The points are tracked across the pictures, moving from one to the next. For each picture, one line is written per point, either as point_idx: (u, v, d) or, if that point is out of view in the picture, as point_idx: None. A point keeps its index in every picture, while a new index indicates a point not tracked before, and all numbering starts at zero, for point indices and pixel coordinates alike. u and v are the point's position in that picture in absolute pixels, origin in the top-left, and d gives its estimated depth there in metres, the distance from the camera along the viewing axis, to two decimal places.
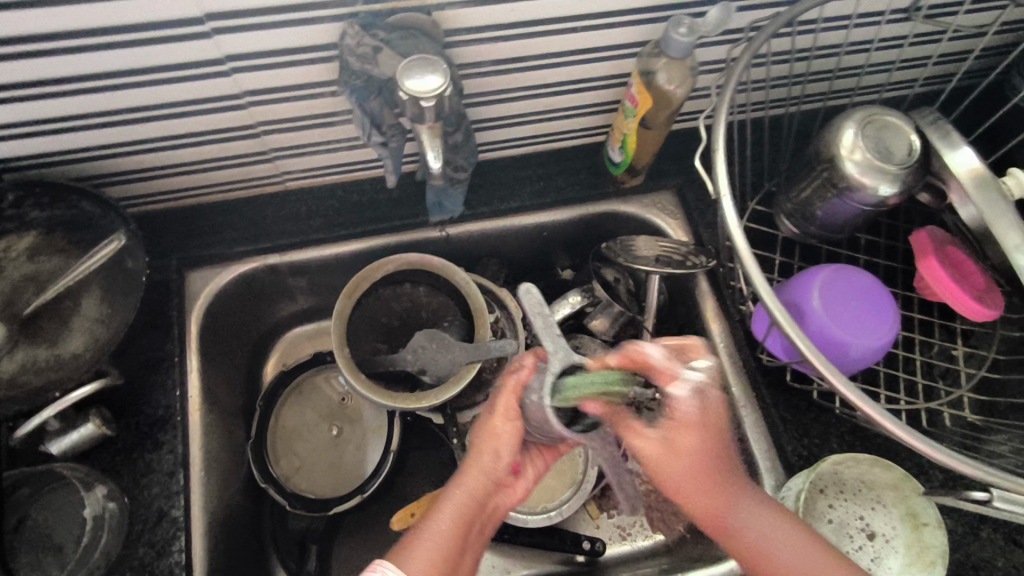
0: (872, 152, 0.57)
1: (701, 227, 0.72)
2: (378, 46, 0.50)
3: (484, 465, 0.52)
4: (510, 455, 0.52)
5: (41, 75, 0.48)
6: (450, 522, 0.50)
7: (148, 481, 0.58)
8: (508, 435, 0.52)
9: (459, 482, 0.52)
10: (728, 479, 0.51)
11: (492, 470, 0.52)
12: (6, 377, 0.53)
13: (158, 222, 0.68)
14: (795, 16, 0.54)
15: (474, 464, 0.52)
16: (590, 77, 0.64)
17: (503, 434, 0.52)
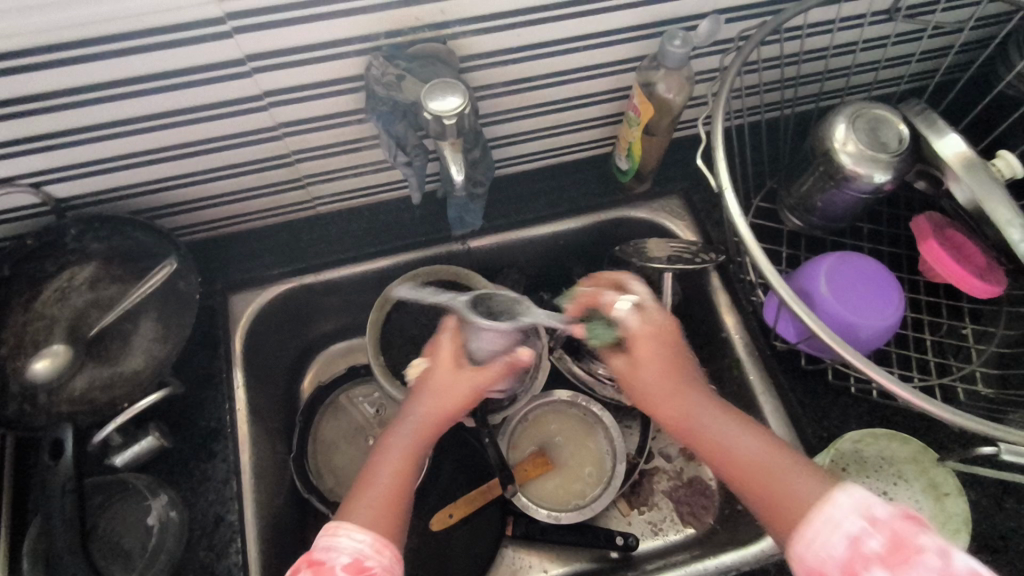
0: (863, 143, 0.60)
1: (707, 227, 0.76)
2: (402, 75, 0.55)
3: (422, 424, 0.59)
4: (459, 408, 0.60)
5: (105, 118, 0.54)
6: (394, 482, 0.56)
7: (204, 489, 0.62)
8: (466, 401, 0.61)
9: (392, 447, 0.58)
10: (690, 429, 0.56)
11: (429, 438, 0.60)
12: (76, 394, 0.58)
13: (203, 251, 0.73)
14: (778, 25, 0.59)
15: (410, 425, 0.59)
16: (594, 92, 0.69)
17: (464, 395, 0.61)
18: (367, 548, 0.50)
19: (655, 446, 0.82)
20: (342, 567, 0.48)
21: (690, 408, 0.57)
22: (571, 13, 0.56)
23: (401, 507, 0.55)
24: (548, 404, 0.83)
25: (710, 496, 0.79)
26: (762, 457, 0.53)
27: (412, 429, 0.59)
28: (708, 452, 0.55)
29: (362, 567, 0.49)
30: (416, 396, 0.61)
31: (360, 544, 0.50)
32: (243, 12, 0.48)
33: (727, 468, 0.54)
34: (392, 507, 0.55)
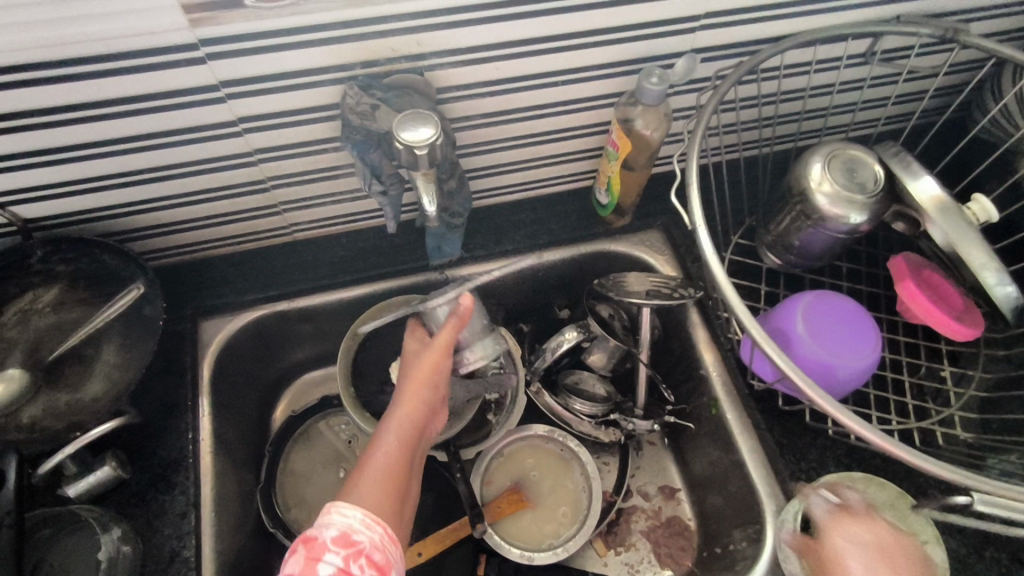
0: (839, 184, 0.61)
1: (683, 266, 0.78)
2: (376, 104, 0.55)
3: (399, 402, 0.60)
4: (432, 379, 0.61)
5: (72, 139, 0.54)
6: (388, 460, 0.56)
7: (161, 523, 0.60)
8: (433, 371, 0.61)
9: (385, 429, 0.59)
10: None
11: (420, 416, 0.60)
12: (27, 422, 0.55)
13: (174, 275, 0.72)
14: (755, 64, 0.60)
15: (399, 405, 0.60)
16: (573, 127, 0.69)
17: (433, 366, 0.62)
18: (357, 523, 0.50)
19: (633, 484, 0.81)
20: (331, 540, 0.48)
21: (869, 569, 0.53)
22: (547, 48, 0.57)
23: (398, 485, 0.55)
24: (523, 439, 0.81)
25: (689, 537, 0.77)
26: None
27: (401, 409, 0.60)
28: None
29: (351, 538, 0.49)
30: (400, 381, 0.62)
31: (352, 520, 0.50)
32: (216, 38, 0.48)
33: None
34: (387, 485, 0.54)
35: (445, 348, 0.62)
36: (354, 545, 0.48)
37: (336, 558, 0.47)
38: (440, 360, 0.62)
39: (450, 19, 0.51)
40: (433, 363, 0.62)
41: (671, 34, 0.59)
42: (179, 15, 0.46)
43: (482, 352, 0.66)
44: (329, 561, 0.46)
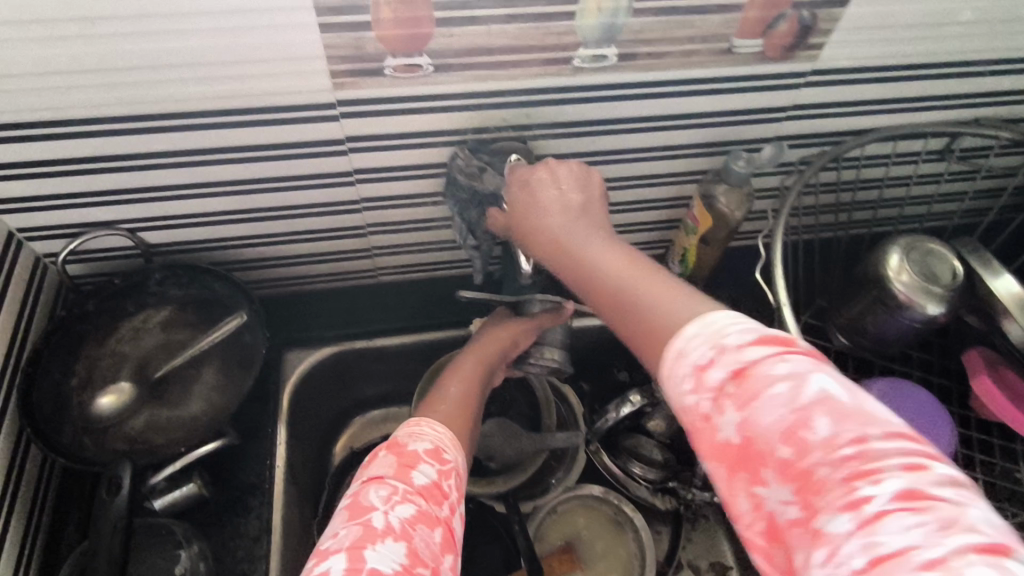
0: (918, 275, 0.62)
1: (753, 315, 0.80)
2: (483, 167, 0.58)
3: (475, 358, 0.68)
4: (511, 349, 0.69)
5: (208, 178, 0.59)
6: (464, 401, 0.63)
7: (236, 544, 0.65)
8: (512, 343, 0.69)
9: (461, 367, 0.68)
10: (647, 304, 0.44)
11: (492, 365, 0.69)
12: (132, 433, 0.60)
13: (268, 306, 0.76)
14: (839, 154, 0.63)
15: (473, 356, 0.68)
16: (655, 198, 0.72)
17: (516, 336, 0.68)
18: (446, 443, 0.54)
19: (684, 557, 0.79)
20: (423, 453, 0.52)
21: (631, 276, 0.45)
22: (642, 126, 0.62)
23: (470, 410, 0.63)
24: (580, 497, 0.79)
25: None
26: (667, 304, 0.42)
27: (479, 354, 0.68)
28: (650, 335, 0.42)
29: (440, 456, 0.52)
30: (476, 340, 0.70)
31: (440, 435, 0.54)
32: (353, 100, 0.53)
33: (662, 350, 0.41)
34: (461, 406, 0.62)
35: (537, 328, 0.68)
36: (443, 462, 0.52)
37: (430, 471, 0.50)
38: (523, 336, 0.69)
39: (560, 96, 0.57)
40: (519, 338, 0.69)
41: (756, 121, 0.64)
42: (326, 79, 0.51)
43: (552, 353, 0.68)
44: (423, 472, 0.50)
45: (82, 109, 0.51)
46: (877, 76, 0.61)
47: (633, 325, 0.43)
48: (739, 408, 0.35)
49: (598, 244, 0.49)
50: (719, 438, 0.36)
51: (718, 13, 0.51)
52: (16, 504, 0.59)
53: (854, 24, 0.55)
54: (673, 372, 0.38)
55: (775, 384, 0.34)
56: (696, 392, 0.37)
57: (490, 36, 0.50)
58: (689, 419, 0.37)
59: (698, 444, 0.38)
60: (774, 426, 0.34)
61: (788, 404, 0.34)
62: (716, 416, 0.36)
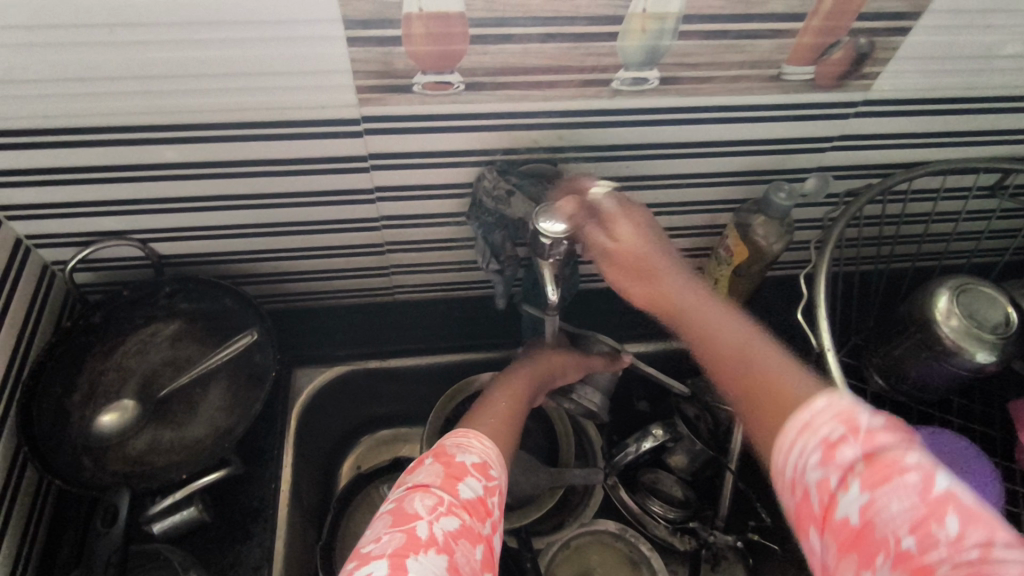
0: (968, 318, 0.56)
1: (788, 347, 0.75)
2: (512, 190, 0.55)
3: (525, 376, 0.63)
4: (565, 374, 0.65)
5: (222, 191, 0.56)
6: (512, 418, 0.58)
7: (234, 573, 0.60)
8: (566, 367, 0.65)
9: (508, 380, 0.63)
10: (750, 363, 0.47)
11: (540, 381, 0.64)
12: (133, 454, 0.57)
13: (281, 321, 0.74)
14: (887, 187, 0.59)
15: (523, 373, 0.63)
16: (687, 225, 0.69)
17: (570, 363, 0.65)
18: (488, 460, 0.49)
19: None
20: (469, 465, 0.48)
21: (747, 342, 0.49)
22: (679, 152, 0.58)
23: (512, 425, 0.57)
24: (594, 534, 0.74)
25: None
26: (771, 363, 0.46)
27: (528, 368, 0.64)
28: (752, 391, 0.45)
29: (488, 472, 0.48)
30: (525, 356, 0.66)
31: (485, 450, 0.50)
32: (378, 116, 0.51)
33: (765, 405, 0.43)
34: (506, 420, 0.57)
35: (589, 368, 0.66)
36: (491, 477, 0.48)
37: (475, 485, 0.46)
38: (576, 366, 0.66)
39: (595, 119, 0.54)
40: (569, 366, 0.65)
41: (799, 150, 0.60)
42: (351, 94, 0.48)
43: (594, 396, 0.66)
44: (470, 484, 0.46)
45: (96, 117, 0.49)
46: (932, 108, 0.58)
47: (763, 390, 0.44)
48: (863, 487, 0.35)
49: (704, 304, 0.53)
50: (835, 516, 0.36)
51: (769, 38, 0.48)
52: (12, 519, 0.57)
53: (913, 54, 0.51)
54: (792, 445, 0.39)
55: (909, 473, 0.35)
56: (821, 466, 0.38)
57: (526, 55, 0.47)
58: (806, 491, 0.38)
59: (810, 518, 0.38)
60: (900, 512, 0.34)
61: (918, 495, 0.34)
62: (839, 493, 0.36)
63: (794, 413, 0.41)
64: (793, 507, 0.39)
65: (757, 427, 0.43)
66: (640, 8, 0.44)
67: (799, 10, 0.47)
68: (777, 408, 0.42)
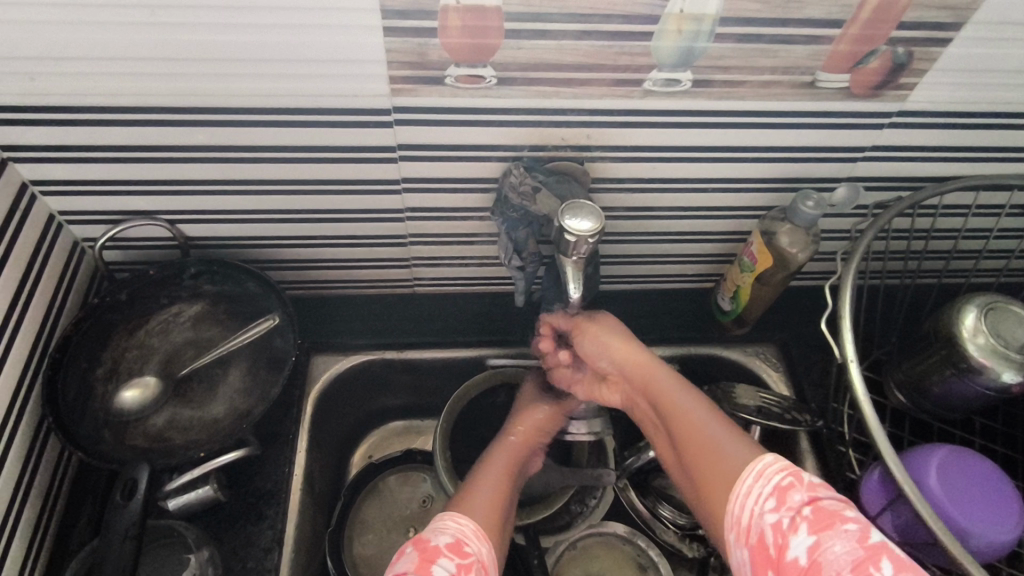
0: (997, 338, 0.54)
1: (807, 357, 0.74)
2: (538, 187, 0.55)
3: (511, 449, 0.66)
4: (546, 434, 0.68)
5: (251, 175, 0.57)
6: (500, 491, 0.61)
7: (245, 554, 0.61)
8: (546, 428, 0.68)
9: (494, 457, 0.65)
10: (683, 421, 0.58)
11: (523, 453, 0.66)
12: (153, 430, 0.59)
13: (300, 307, 0.74)
14: (917, 201, 0.58)
15: (502, 447, 0.66)
16: (711, 231, 0.69)
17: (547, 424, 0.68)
18: (468, 536, 0.55)
19: None
20: (443, 547, 0.53)
21: (674, 402, 0.59)
22: (706, 156, 0.58)
23: (505, 504, 0.60)
24: (603, 535, 0.74)
25: None
26: (712, 433, 0.55)
27: (513, 440, 0.66)
28: (694, 450, 0.55)
29: (463, 549, 0.54)
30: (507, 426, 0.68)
31: (466, 528, 0.56)
32: (409, 107, 0.51)
33: (708, 468, 0.54)
34: (498, 502, 0.60)
35: (564, 411, 0.68)
36: (467, 555, 0.53)
37: (449, 563, 0.52)
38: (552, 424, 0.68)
39: (626, 119, 0.53)
40: (542, 421, 0.67)
41: (830, 159, 0.60)
42: (384, 84, 0.49)
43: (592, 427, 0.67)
44: (443, 564, 0.51)
45: (135, 97, 0.49)
46: (968, 123, 0.57)
47: (694, 442, 0.56)
48: (813, 532, 0.46)
49: (654, 368, 0.62)
50: (789, 554, 0.46)
51: (806, 44, 0.48)
52: (34, 486, 0.58)
53: (952, 66, 0.51)
54: (752, 498, 0.50)
55: (848, 523, 0.46)
56: (777, 509, 0.48)
57: (560, 51, 0.47)
58: (765, 532, 0.48)
59: (766, 560, 0.47)
60: (842, 554, 0.44)
61: (857, 541, 0.45)
62: (791, 534, 0.46)
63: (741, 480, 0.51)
64: (750, 552, 0.48)
65: (706, 494, 0.54)
66: (677, 7, 0.44)
67: (838, 16, 0.46)
68: (726, 468, 0.52)
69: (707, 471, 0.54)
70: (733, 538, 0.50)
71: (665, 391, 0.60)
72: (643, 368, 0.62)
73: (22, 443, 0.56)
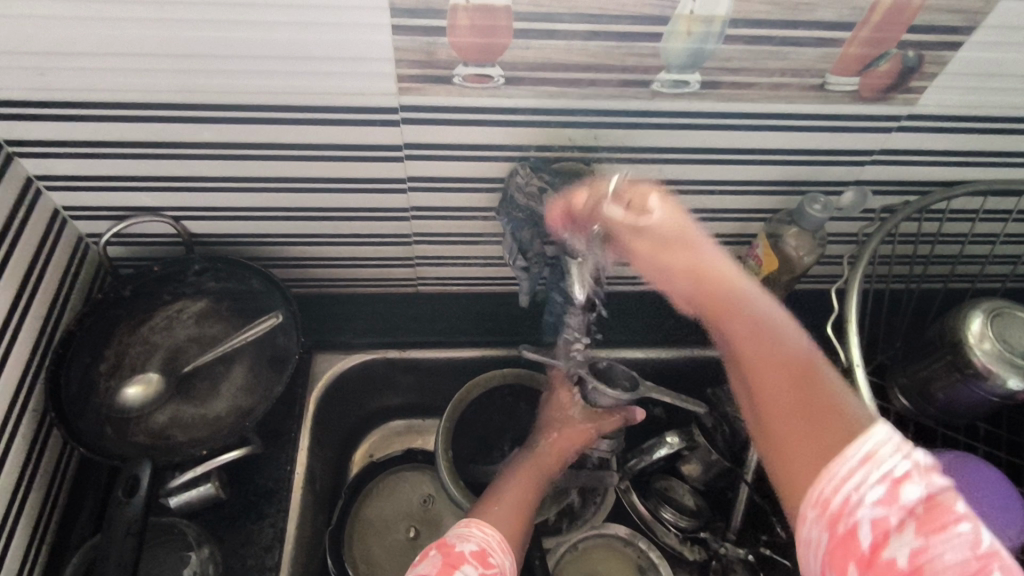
0: (1003, 344, 0.54)
1: None
2: (546, 187, 0.55)
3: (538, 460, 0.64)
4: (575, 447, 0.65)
5: (256, 173, 0.57)
6: (523, 500, 0.60)
7: (246, 552, 0.61)
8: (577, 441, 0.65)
9: (520, 470, 0.63)
10: (770, 353, 0.45)
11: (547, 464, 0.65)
12: (156, 428, 0.59)
13: (303, 305, 0.74)
14: (925, 205, 0.58)
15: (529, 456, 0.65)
16: (716, 233, 0.68)
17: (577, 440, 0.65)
18: (493, 546, 0.53)
19: None
20: (468, 553, 0.51)
21: (763, 331, 0.46)
22: (713, 158, 0.58)
23: (527, 516, 0.59)
24: (604, 537, 0.74)
25: None
26: (807, 371, 0.44)
27: (542, 454, 0.65)
28: (783, 387, 0.44)
29: (486, 559, 0.51)
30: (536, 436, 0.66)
31: (488, 537, 0.54)
32: (416, 106, 0.51)
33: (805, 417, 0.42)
34: (519, 514, 0.58)
35: (598, 431, 0.65)
36: (489, 565, 0.51)
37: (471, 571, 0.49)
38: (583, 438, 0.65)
39: (634, 120, 0.53)
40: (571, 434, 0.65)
41: (838, 163, 0.59)
42: (391, 83, 0.48)
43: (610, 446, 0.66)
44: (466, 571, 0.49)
45: (141, 92, 0.49)
46: (977, 127, 0.56)
47: (792, 398, 0.43)
48: (922, 534, 0.34)
49: (740, 290, 0.48)
50: (886, 553, 0.35)
51: (816, 47, 0.48)
52: (36, 482, 0.58)
53: (963, 70, 0.50)
54: (859, 479, 0.37)
55: (961, 524, 0.34)
56: (882, 502, 0.36)
57: (569, 52, 0.47)
58: (862, 528, 0.36)
59: (849, 554, 0.35)
60: (955, 563, 0.33)
61: (970, 549, 0.34)
62: (897, 533, 0.35)
63: (850, 447, 0.38)
64: (828, 541, 0.36)
65: (795, 457, 0.41)
66: (687, 9, 0.44)
67: (848, 19, 0.46)
68: (833, 437, 0.39)
69: (805, 440, 0.41)
70: (808, 519, 0.38)
71: (738, 311, 0.47)
72: (715, 287, 0.48)
73: (24, 439, 0.56)
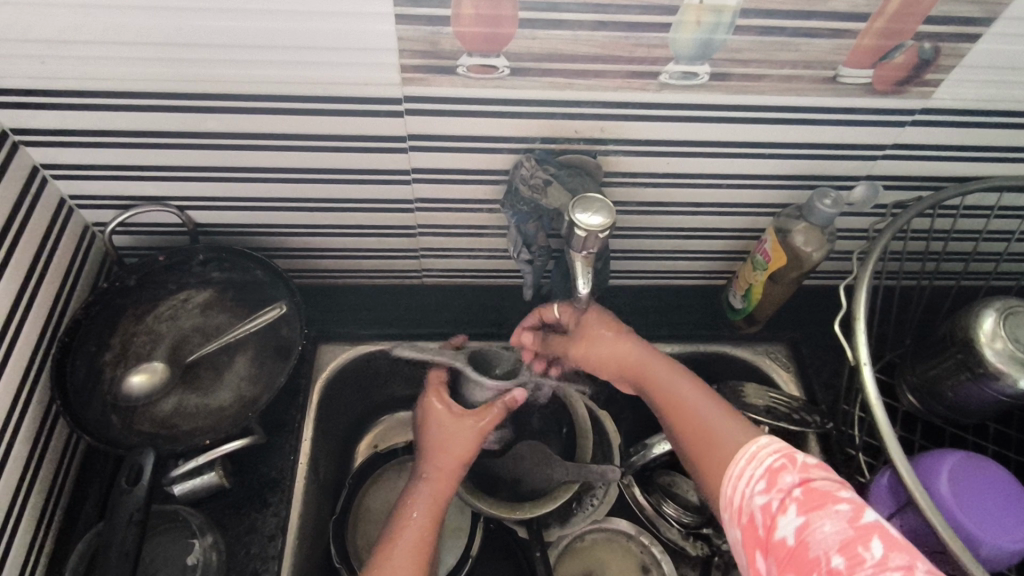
0: (1015, 343, 0.53)
1: (817, 357, 0.73)
2: (550, 180, 0.54)
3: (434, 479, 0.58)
4: (468, 453, 0.59)
5: (262, 163, 0.57)
6: (422, 530, 0.55)
7: (249, 540, 0.61)
8: (467, 445, 0.60)
9: (410, 500, 0.57)
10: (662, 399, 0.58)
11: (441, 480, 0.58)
12: (159, 416, 0.59)
13: (309, 296, 0.74)
14: (939, 201, 0.56)
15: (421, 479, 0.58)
16: (725, 227, 0.67)
17: (466, 451, 0.59)
18: None
19: None
20: None
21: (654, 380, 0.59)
22: (722, 151, 0.57)
23: (430, 547, 0.55)
24: (608, 531, 0.73)
25: None
26: (696, 408, 0.55)
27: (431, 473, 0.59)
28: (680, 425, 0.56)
29: None
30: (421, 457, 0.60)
31: None
32: (420, 97, 0.50)
33: (694, 441, 0.54)
34: (418, 550, 0.54)
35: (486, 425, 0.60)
36: None
37: None
38: (468, 437, 0.60)
39: (642, 113, 0.52)
40: (460, 439, 0.60)
41: (850, 157, 0.58)
42: (396, 73, 0.48)
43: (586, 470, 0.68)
44: None
45: (146, 82, 0.49)
46: (995, 122, 0.55)
47: (688, 427, 0.55)
48: (802, 512, 0.43)
49: (650, 357, 0.60)
50: (776, 535, 0.44)
51: (830, 38, 0.46)
52: (42, 466, 0.58)
53: (981, 63, 0.49)
54: (745, 476, 0.48)
55: (838, 502, 0.43)
56: (766, 491, 0.46)
57: (576, 42, 0.46)
58: (754, 514, 0.46)
59: (755, 543, 0.45)
60: (832, 533, 0.42)
61: (849, 521, 0.42)
62: (780, 515, 0.44)
63: (737, 455, 0.50)
64: (739, 533, 0.46)
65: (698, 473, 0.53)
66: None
67: (862, 10, 0.45)
68: (720, 455, 0.51)
69: (706, 463, 0.52)
70: (727, 518, 0.48)
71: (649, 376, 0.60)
72: (639, 365, 0.60)
73: (31, 425, 0.57)
